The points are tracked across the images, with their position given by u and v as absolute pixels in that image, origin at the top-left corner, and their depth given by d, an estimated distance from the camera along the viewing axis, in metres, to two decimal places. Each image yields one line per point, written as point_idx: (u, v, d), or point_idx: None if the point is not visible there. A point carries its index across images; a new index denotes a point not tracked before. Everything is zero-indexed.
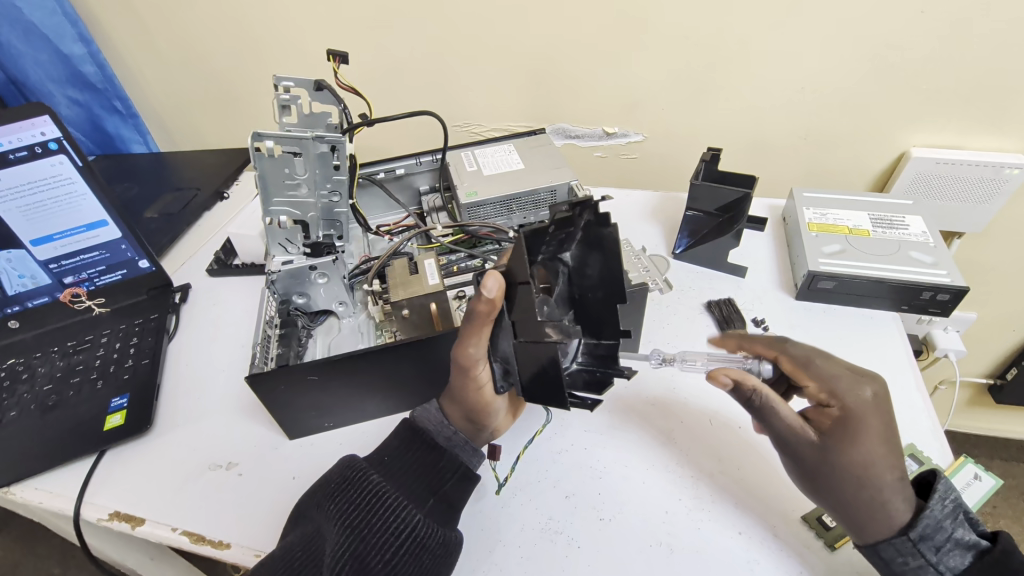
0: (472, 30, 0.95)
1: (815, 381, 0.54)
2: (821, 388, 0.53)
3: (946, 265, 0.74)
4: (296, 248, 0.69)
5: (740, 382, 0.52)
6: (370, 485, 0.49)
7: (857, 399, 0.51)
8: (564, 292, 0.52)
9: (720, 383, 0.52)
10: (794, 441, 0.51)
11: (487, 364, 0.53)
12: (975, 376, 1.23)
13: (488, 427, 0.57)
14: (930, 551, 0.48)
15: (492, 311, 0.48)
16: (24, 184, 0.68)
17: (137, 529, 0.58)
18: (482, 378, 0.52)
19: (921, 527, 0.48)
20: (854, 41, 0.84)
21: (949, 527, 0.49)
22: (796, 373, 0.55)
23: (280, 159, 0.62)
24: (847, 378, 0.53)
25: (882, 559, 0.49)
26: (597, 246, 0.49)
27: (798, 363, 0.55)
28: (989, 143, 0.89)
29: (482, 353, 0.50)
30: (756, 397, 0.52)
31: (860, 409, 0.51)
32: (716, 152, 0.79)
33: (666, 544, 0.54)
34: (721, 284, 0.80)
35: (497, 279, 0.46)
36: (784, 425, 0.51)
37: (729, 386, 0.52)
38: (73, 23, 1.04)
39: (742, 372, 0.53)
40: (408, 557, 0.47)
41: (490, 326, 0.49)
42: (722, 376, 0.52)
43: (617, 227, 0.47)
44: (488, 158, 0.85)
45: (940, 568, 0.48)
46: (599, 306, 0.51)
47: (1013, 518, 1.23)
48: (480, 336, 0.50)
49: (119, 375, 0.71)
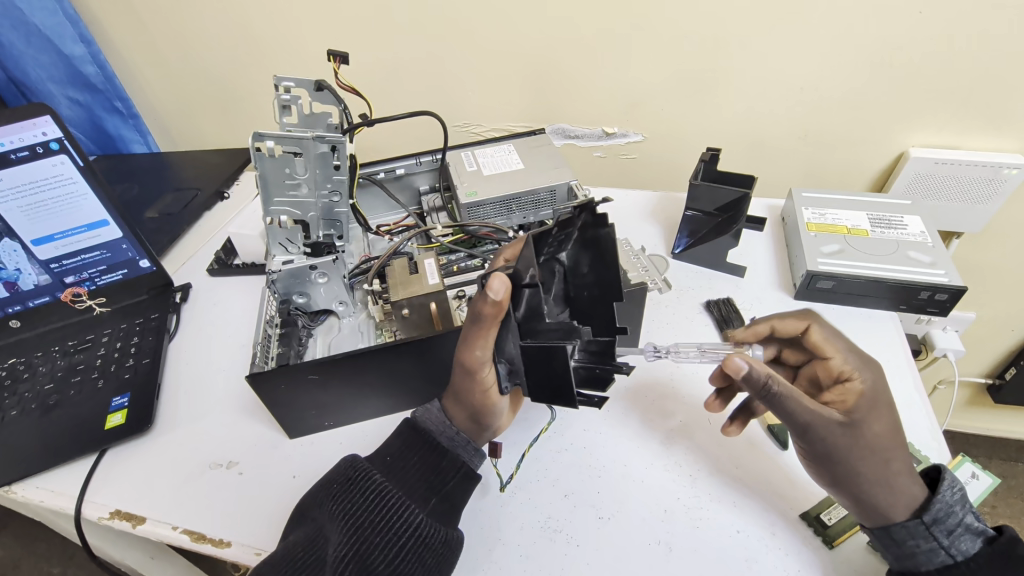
0: (472, 29, 0.95)
1: (840, 355, 0.56)
2: (845, 362, 0.56)
3: (944, 265, 0.74)
4: (296, 248, 0.70)
5: (755, 366, 0.50)
6: (373, 485, 0.49)
7: (875, 381, 0.54)
8: (563, 294, 0.52)
9: (735, 368, 0.49)
10: (821, 423, 0.50)
11: (493, 366, 0.53)
12: (974, 376, 1.24)
13: (491, 426, 0.57)
14: (943, 535, 0.48)
15: (500, 312, 0.47)
16: (26, 183, 0.69)
17: (138, 528, 0.58)
18: (489, 381, 0.52)
19: (934, 510, 0.49)
20: (852, 41, 0.84)
21: (959, 513, 0.49)
22: (821, 346, 0.58)
23: (281, 159, 0.62)
24: (864, 356, 0.56)
25: (895, 542, 0.49)
26: (592, 246, 0.50)
27: (827, 336, 0.58)
28: (985, 143, 0.89)
29: (488, 355, 0.51)
30: (775, 387, 0.49)
31: (876, 385, 0.54)
32: (715, 152, 0.79)
33: (664, 542, 0.54)
34: (720, 283, 0.81)
35: (504, 280, 0.46)
36: (808, 410, 0.49)
37: (747, 370, 0.49)
38: (73, 23, 1.04)
39: (756, 359, 0.51)
40: (411, 556, 0.47)
41: (497, 328, 0.49)
42: (737, 360, 0.49)
43: (614, 228, 0.48)
44: (488, 158, 0.85)
45: (952, 552, 0.48)
46: (594, 305, 0.52)
47: (1012, 517, 1.23)
48: (487, 337, 0.49)
49: (120, 374, 0.71)
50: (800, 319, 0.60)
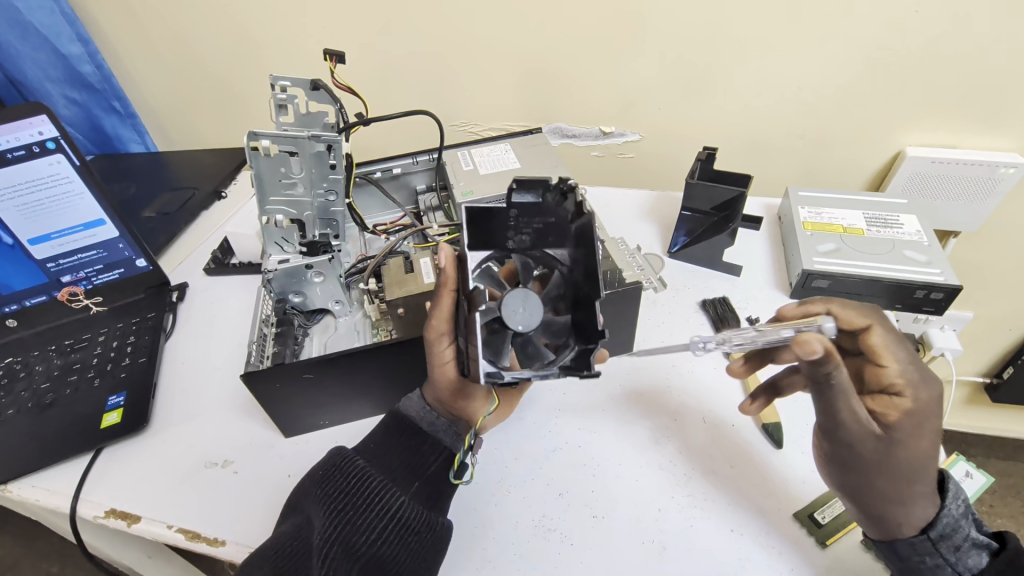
0: (469, 28, 0.95)
1: (896, 366, 0.51)
2: (899, 374, 0.51)
3: (940, 264, 0.74)
4: (292, 247, 0.71)
5: (828, 355, 0.44)
6: (355, 471, 0.50)
7: (929, 398, 0.50)
8: (553, 288, 0.55)
9: (809, 351, 0.44)
10: (857, 430, 0.48)
11: (452, 344, 0.54)
12: (971, 375, 1.24)
13: (466, 413, 0.55)
14: (950, 551, 0.49)
15: (448, 282, 0.52)
16: (22, 182, 0.69)
17: (133, 526, 0.58)
18: (446, 356, 0.53)
19: (941, 526, 0.49)
20: (849, 41, 0.85)
21: (965, 527, 0.50)
22: (879, 351, 0.53)
23: (276, 158, 0.63)
24: (924, 371, 0.52)
25: (898, 557, 0.49)
26: (583, 239, 0.52)
27: (888, 342, 0.53)
28: (980, 142, 0.90)
29: (443, 327, 0.53)
30: (833, 378, 0.45)
31: (928, 406, 0.50)
32: (711, 151, 0.78)
33: (658, 541, 0.54)
34: (716, 282, 0.81)
35: (447, 253, 0.53)
36: (851, 412, 0.47)
37: (819, 354, 0.43)
38: (71, 22, 1.04)
39: (831, 343, 0.45)
40: (393, 540, 0.47)
41: (448, 300, 0.53)
42: (814, 342, 0.43)
43: (592, 216, 0.49)
44: (484, 157, 0.85)
45: (959, 568, 0.48)
46: (588, 303, 0.51)
47: (1009, 516, 1.23)
48: (439, 308, 0.53)
49: (116, 373, 0.71)
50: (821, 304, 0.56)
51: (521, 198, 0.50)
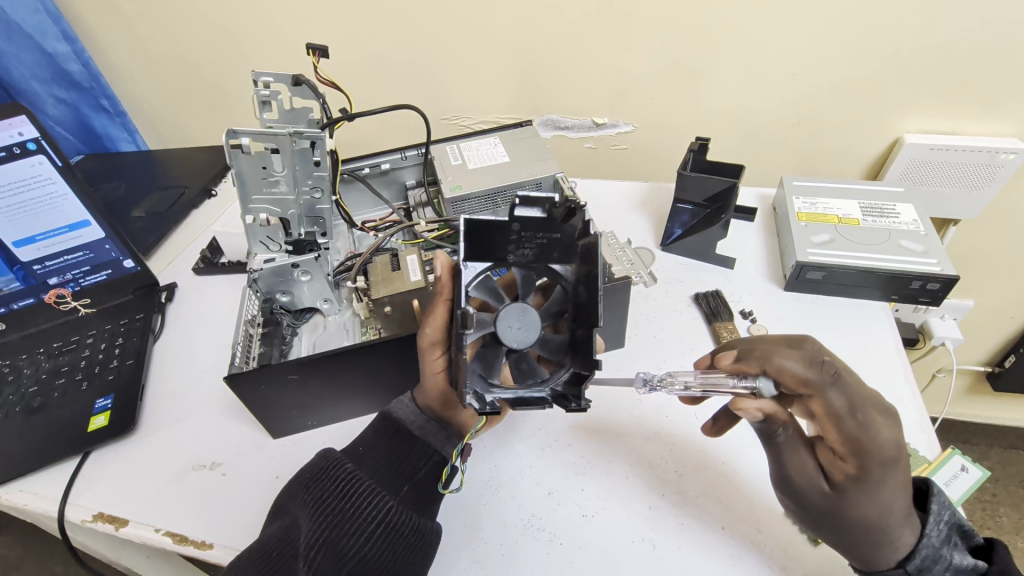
0: (457, 19, 0.94)
1: (841, 434, 0.47)
2: (843, 440, 0.48)
3: (936, 254, 0.73)
4: (277, 245, 0.68)
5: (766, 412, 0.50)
6: (344, 474, 0.49)
7: (881, 459, 0.46)
8: (552, 304, 0.54)
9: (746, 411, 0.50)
10: (799, 486, 0.51)
11: (443, 354, 0.53)
12: (973, 364, 1.22)
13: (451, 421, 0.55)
14: None
15: (444, 291, 0.53)
16: (4, 185, 0.68)
17: (120, 530, 0.58)
18: (437, 365, 0.53)
19: (919, 559, 0.47)
20: (844, 26, 0.83)
21: (946, 554, 0.48)
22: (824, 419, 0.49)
23: (256, 155, 0.62)
24: (872, 434, 0.46)
25: None
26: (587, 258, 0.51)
27: (833, 412, 0.47)
28: (980, 127, 0.88)
29: (435, 336, 0.53)
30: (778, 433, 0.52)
31: (880, 469, 0.46)
32: (704, 142, 0.77)
33: (649, 539, 0.54)
34: (709, 275, 0.80)
35: (443, 260, 0.53)
36: (790, 470, 0.51)
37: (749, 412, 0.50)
38: (55, 20, 1.03)
39: (768, 400, 0.50)
40: (381, 544, 0.46)
41: (443, 309, 0.53)
42: (745, 404, 0.49)
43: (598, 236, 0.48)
44: (473, 152, 0.83)
45: None
46: (585, 325, 0.51)
47: (1012, 506, 1.22)
48: (433, 315, 0.53)
49: (104, 376, 0.71)
50: (754, 362, 0.52)
51: (526, 212, 0.49)
